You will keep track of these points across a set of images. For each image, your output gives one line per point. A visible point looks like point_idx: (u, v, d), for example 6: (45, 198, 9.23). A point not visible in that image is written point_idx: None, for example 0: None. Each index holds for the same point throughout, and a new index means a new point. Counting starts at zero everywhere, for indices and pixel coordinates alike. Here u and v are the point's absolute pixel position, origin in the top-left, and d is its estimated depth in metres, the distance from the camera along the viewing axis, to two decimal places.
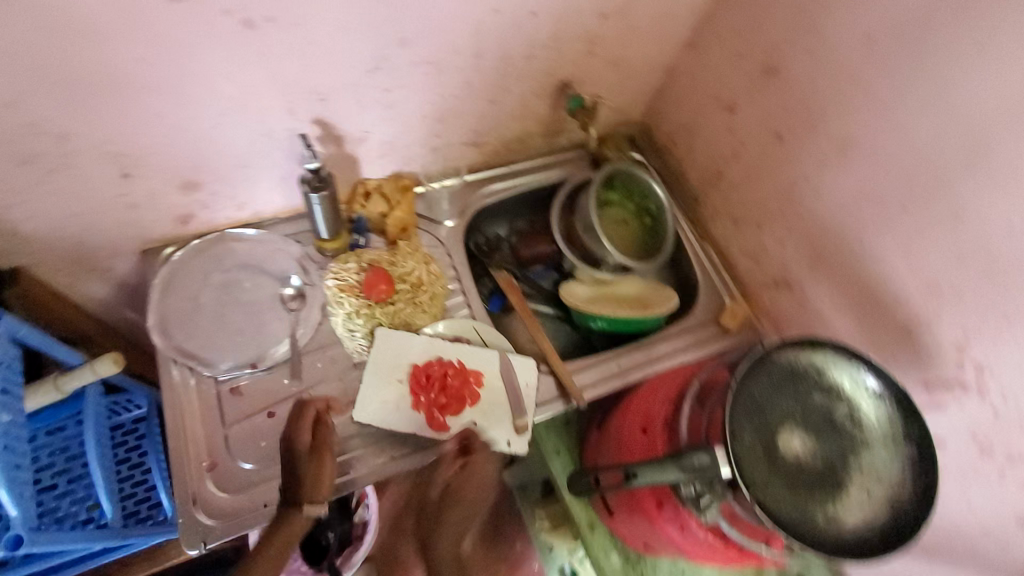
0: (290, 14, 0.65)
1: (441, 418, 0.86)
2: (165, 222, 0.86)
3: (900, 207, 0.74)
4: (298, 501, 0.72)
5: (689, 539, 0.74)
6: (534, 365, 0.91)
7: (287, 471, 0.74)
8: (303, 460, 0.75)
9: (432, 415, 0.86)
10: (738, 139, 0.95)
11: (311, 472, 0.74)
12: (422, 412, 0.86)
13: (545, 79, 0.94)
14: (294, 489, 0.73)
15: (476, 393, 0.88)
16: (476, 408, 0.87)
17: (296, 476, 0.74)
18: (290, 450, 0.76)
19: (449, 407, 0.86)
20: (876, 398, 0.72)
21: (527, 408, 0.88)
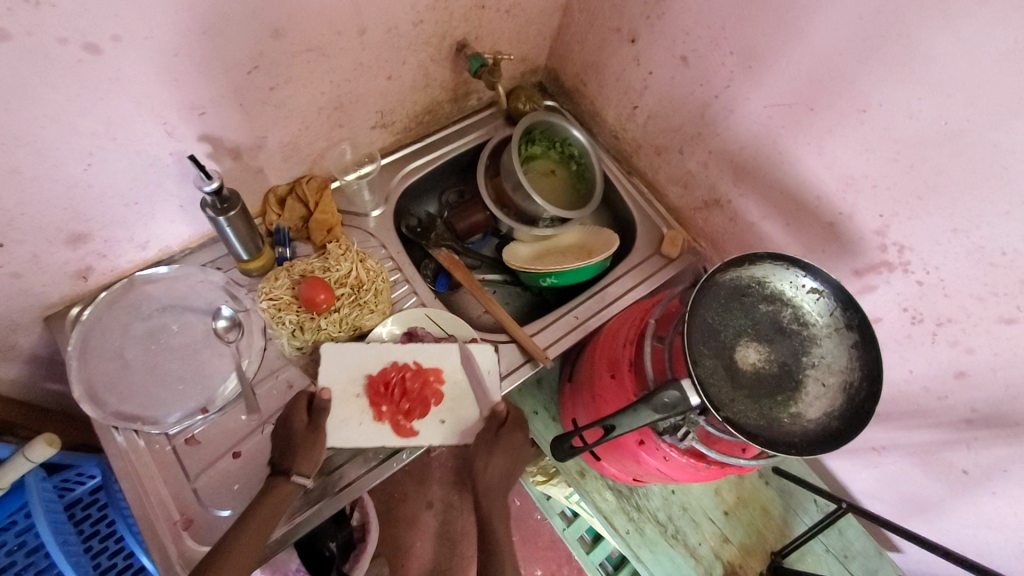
0: (137, 27, 0.57)
1: (409, 424, 0.84)
2: (61, 282, 0.78)
3: (808, 111, 0.76)
4: (290, 471, 0.75)
5: (674, 466, 0.78)
6: (492, 350, 0.90)
7: (281, 442, 0.77)
8: (300, 432, 0.78)
9: (399, 423, 0.83)
10: (646, 69, 0.94)
11: (304, 445, 0.77)
12: (388, 422, 0.84)
13: (440, 43, 0.89)
14: (285, 459, 0.75)
15: (439, 391, 0.86)
16: (442, 405, 0.86)
17: (289, 448, 0.76)
18: (286, 427, 0.78)
19: (415, 411, 0.84)
20: (817, 296, 0.76)
21: (492, 394, 0.88)
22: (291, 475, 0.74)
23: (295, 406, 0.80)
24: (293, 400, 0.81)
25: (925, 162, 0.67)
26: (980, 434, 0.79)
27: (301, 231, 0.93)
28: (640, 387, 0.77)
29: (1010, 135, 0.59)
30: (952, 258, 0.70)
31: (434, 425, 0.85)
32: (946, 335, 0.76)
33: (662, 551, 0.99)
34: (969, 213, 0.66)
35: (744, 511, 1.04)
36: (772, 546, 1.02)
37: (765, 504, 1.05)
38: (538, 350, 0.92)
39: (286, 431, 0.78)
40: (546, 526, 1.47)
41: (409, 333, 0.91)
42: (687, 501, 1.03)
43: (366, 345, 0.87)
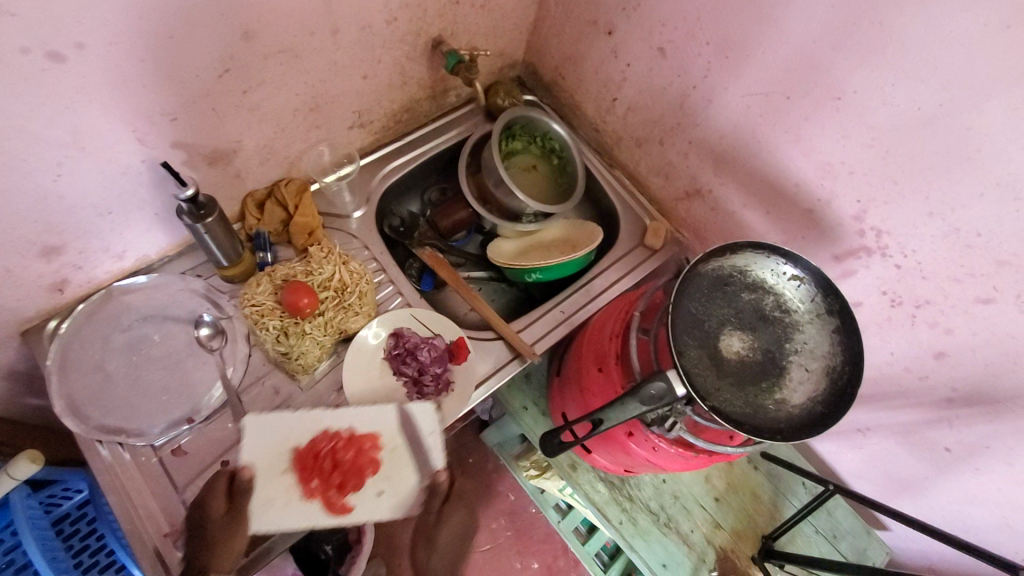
0: (102, 33, 0.55)
1: (342, 500, 0.76)
2: (37, 295, 0.76)
3: (785, 99, 0.76)
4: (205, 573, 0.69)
5: (663, 457, 0.78)
6: (435, 410, 0.82)
7: (197, 534, 0.70)
8: (217, 522, 0.70)
9: (332, 500, 0.75)
10: (624, 61, 0.94)
11: (221, 538, 0.70)
12: (319, 500, 0.75)
13: (416, 40, 0.88)
14: (200, 557, 0.69)
15: (376, 459, 0.78)
16: (379, 475, 0.78)
17: (205, 544, 0.69)
18: (202, 515, 0.71)
19: (348, 484, 0.76)
20: (797, 283, 0.76)
21: (435, 459, 0.80)
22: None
23: (215, 486, 0.73)
24: (214, 477, 0.73)
25: (900, 147, 0.68)
26: (960, 412, 0.81)
27: (282, 235, 0.91)
28: (627, 379, 0.77)
29: (981, 118, 0.60)
30: (928, 241, 0.71)
31: (370, 499, 0.76)
32: (925, 316, 0.77)
33: (656, 540, 1.00)
34: (944, 196, 0.67)
35: (734, 497, 1.06)
36: (762, 530, 1.04)
37: (755, 489, 1.07)
38: (524, 346, 0.93)
39: (202, 521, 0.70)
40: (541, 519, 1.48)
41: (396, 334, 0.90)
42: (678, 490, 1.05)
43: (294, 412, 0.78)
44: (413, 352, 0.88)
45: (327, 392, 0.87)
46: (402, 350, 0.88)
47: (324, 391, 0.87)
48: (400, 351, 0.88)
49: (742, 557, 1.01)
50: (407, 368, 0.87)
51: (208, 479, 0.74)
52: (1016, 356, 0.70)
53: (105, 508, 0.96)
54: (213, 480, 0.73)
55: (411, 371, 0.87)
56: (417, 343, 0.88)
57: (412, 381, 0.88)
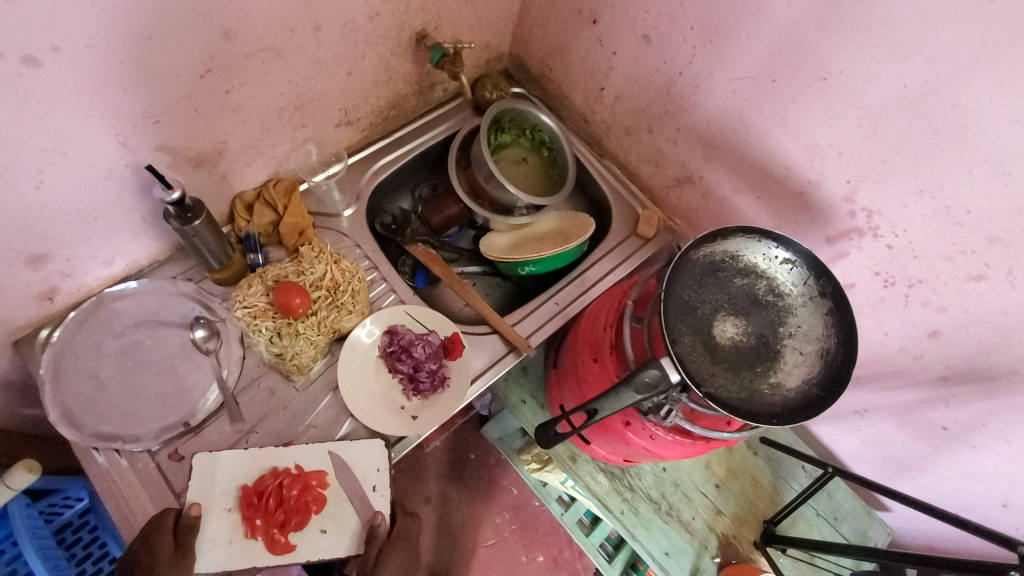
0: (78, 37, 0.55)
1: (285, 538, 0.75)
2: (26, 304, 0.76)
3: (772, 81, 0.76)
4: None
5: (661, 445, 0.78)
6: (383, 447, 0.82)
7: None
8: (164, 564, 0.68)
9: (274, 538, 0.75)
10: (610, 50, 0.93)
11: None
12: (262, 538, 0.75)
13: (399, 34, 0.87)
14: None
15: (320, 497, 0.78)
16: (323, 514, 0.78)
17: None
18: (147, 558, 0.68)
19: (291, 522, 0.75)
20: (789, 266, 0.76)
21: (379, 500, 0.80)
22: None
23: (160, 525, 0.71)
24: (157, 517, 0.72)
25: (887, 126, 0.68)
26: (956, 390, 0.81)
27: (272, 236, 0.91)
28: (622, 368, 0.77)
29: (968, 94, 0.60)
30: (919, 220, 0.71)
31: (313, 537, 0.76)
32: (919, 296, 0.77)
33: (658, 528, 1.00)
34: (934, 173, 0.67)
35: (734, 483, 1.06)
36: (763, 515, 1.04)
37: (755, 474, 1.07)
38: (519, 339, 0.93)
39: (148, 563, 0.68)
40: (545, 512, 1.48)
41: (390, 331, 0.90)
42: (678, 478, 1.05)
43: (243, 450, 0.79)
44: (408, 349, 0.87)
45: (323, 391, 0.87)
46: (397, 347, 0.88)
47: (320, 391, 0.86)
48: (394, 348, 0.88)
49: (745, 543, 1.01)
50: (402, 365, 0.87)
51: (151, 519, 0.72)
52: (1009, 332, 0.70)
53: (106, 517, 0.96)
54: (157, 519, 0.71)
55: (406, 368, 0.87)
56: (412, 340, 0.88)
57: (408, 377, 0.88)
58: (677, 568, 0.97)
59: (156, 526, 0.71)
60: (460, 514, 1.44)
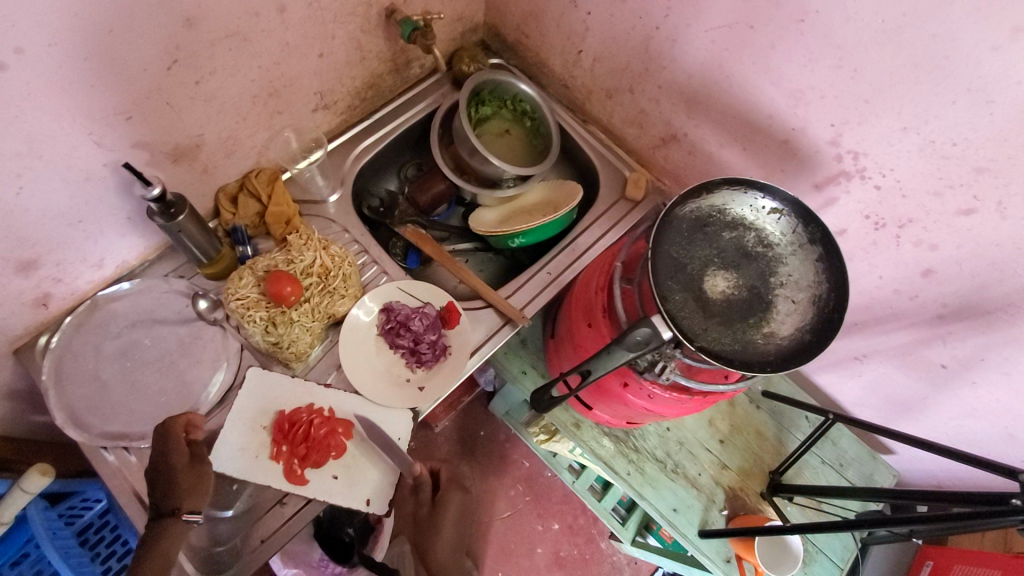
0: (39, 36, 0.54)
1: (301, 470, 0.79)
2: (22, 312, 0.77)
3: (749, 28, 0.74)
4: (176, 511, 0.70)
5: (660, 403, 0.79)
6: (408, 417, 0.85)
7: (159, 480, 0.71)
8: (180, 471, 0.72)
9: (291, 467, 0.79)
10: (584, 10, 0.91)
11: (189, 481, 0.72)
12: (283, 464, 0.79)
13: (367, 10, 0.85)
14: (170, 501, 0.71)
15: (342, 445, 0.81)
16: (339, 460, 0.81)
17: (171, 487, 0.71)
18: (163, 465, 0.71)
19: (310, 458, 0.78)
20: (777, 215, 0.76)
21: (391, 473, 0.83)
22: (178, 514, 0.70)
23: (170, 433, 0.72)
24: (166, 425, 0.73)
25: (867, 64, 0.67)
26: (953, 327, 0.81)
27: (259, 226, 0.91)
28: (615, 329, 0.77)
29: (945, 23, 0.58)
30: (906, 157, 0.70)
31: (325, 480, 0.80)
32: (910, 236, 0.77)
33: (665, 486, 1.01)
34: (917, 108, 0.66)
35: (739, 437, 1.07)
36: (769, 466, 1.05)
37: (759, 428, 1.08)
38: (514, 311, 0.93)
39: (164, 470, 0.71)
40: (558, 481, 1.51)
41: (387, 309, 0.90)
42: (682, 436, 1.06)
43: (282, 378, 0.84)
44: (406, 323, 0.88)
45: (327, 371, 0.88)
46: (395, 323, 0.88)
47: (324, 372, 0.88)
48: (393, 324, 0.89)
49: (751, 493, 1.03)
50: (402, 340, 0.88)
51: (161, 427, 0.73)
52: (1003, 265, 0.70)
53: (126, 516, 0.99)
54: (165, 428, 0.72)
55: (407, 342, 0.88)
56: (409, 314, 0.88)
57: (410, 351, 0.89)
58: (685, 523, 0.99)
59: (165, 434, 0.72)
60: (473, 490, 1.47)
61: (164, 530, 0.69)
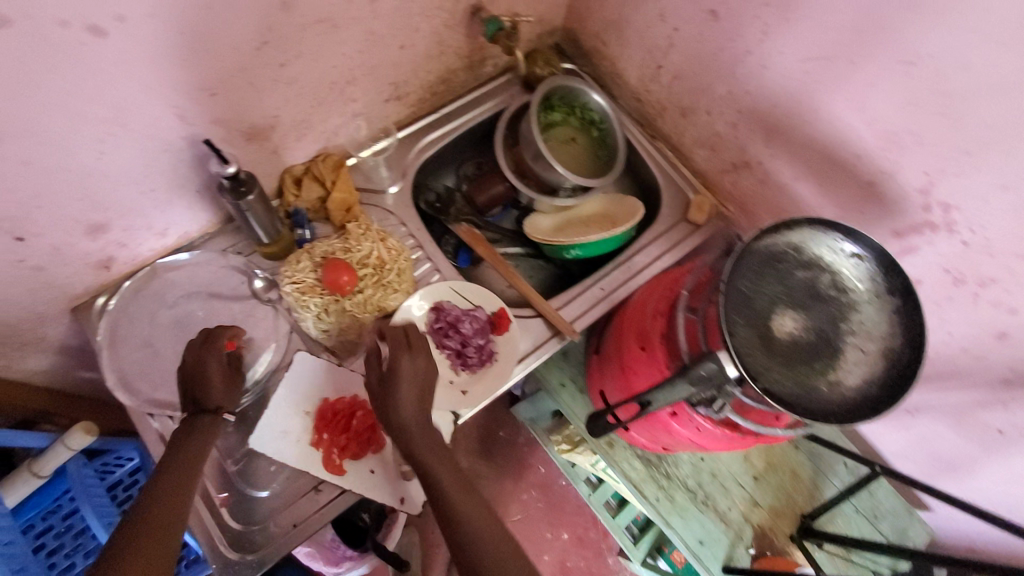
0: (142, 5, 0.54)
1: (339, 460, 0.79)
2: (85, 273, 0.78)
3: (851, 64, 0.71)
4: (219, 409, 0.71)
5: (708, 437, 0.77)
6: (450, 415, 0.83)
7: (195, 384, 0.71)
8: (220, 376, 0.72)
9: (330, 456, 0.78)
10: (672, 25, 0.88)
11: (225, 383, 0.73)
12: (322, 452, 0.79)
13: (453, 6, 0.84)
14: (210, 400, 0.71)
15: (380, 439, 0.81)
16: (378, 455, 0.80)
17: (210, 389, 0.71)
18: (201, 368, 0.71)
19: (350, 449, 0.79)
20: (856, 260, 0.73)
21: None
22: (221, 413, 0.71)
23: (216, 338, 0.73)
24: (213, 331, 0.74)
25: (975, 115, 0.63)
26: (1019, 394, 0.78)
27: (319, 211, 0.90)
28: (672, 359, 0.75)
29: None
30: (1000, 217, 0.67)
31: (361, 474, 0.78)
32: (989, 297, 0.74)
33: (693, 517, 0.99)
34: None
35: (773, 475, 1.04)
36: (800, 509, 1.03)
37: (794, 468, 1.06)
38: (565, 324, 0.91)
39: (203, 371, 0.71)
40: (572, 491, 1.50)
41: (437, 308, 0.88)
42: (716, 468, 1.03)
43: (330, 367, 0.84)
44: (455, 325, 0.87)
45: None
46: (445, 324, 0.87)
47: None
48: (442, 324, 0.87)
49: (780, 535, 1.01)
50: (450, 341, 0.87)
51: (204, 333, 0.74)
52: None
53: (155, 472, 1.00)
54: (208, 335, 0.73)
55: (454, 344, 0.86)
56: (459, 316, 0.87)
57: (456, 353, 0.87)
58: (710, 556, 0.97)
59: (210, 339, 0.73)
60: (488, 490, 1.46)
61: (206, 425, 0.70)
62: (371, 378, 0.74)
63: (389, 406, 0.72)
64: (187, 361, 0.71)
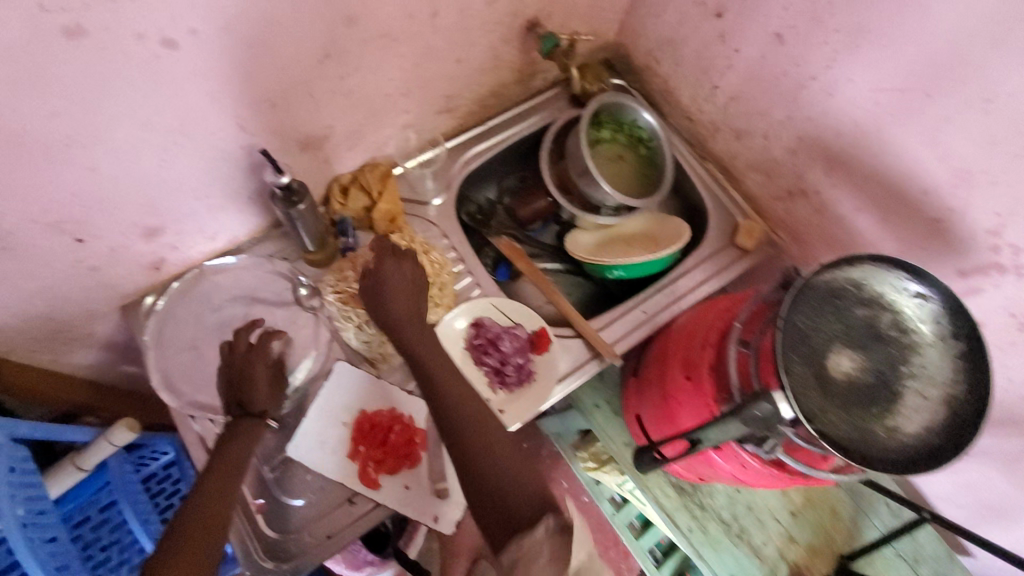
0: (214, 19, 0.55)
1: (375, 474, 0.78)
2: (137, 273, 0.79)
3: (925, 97, 0.68)
4: (263, 413, 0.75)
5: (752, 473, 0.74)
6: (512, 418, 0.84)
7: (243, 388, 0.74)
8: (265, 380, 0.76)
9: (366, 469, 0.78)
10: (732, 46, 0.86)
11: (269, 388, 0.76)
12: (358, 464, 0.79)
13: (511, 22, 0.83)
14: (256, 404, 0.75)
15: (415, 455, 0.80)
16: (412, 470, 0.80)
17: (257, 394, 0.75)
18: (249, 372, 0.75)
19: (386, 463, 0.79)
20: (921, 301, 0.70)
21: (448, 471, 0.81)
22: (265, 418, 0.75)
23: (263, 344, 0.77)
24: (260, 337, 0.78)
25: None
26: None
27: (364, 220, 0.90)
28: (721, 391, 0.72)
29: None
30: None
31: (395, 489, 0.78)
32: None
33: (727, 549, 0.96)
34: None
35: (812, 511, 1.01)
36: (838, 548, 1.00)
37: (833, 505, 1.02)
38: (606, 346, 0.89)
39: (250, 375, 0.75)
40: (594, 509, 1.48)
41: (477, 324, 0.88)
42: (753, 501, 1.01)
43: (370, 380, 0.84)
44: (495, 342, 0.87)
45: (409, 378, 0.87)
46: (484, 341, 0.87)
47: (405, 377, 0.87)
48: (481, 342, 0.87)
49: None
50: (489, 358, 0.87)
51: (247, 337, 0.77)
52: None
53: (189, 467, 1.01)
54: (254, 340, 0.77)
55: (493, 361, 0.87)
56: (499, 334, 0.88)
57: (494, 370, 0.87)
58: None
59: (257, 343, 0.77)
60: None
61: (249, 427, 0.73)
62: (364, 292, 0.78)
63: (380, 308, 0.77)
64: (235, 362, 0.75)
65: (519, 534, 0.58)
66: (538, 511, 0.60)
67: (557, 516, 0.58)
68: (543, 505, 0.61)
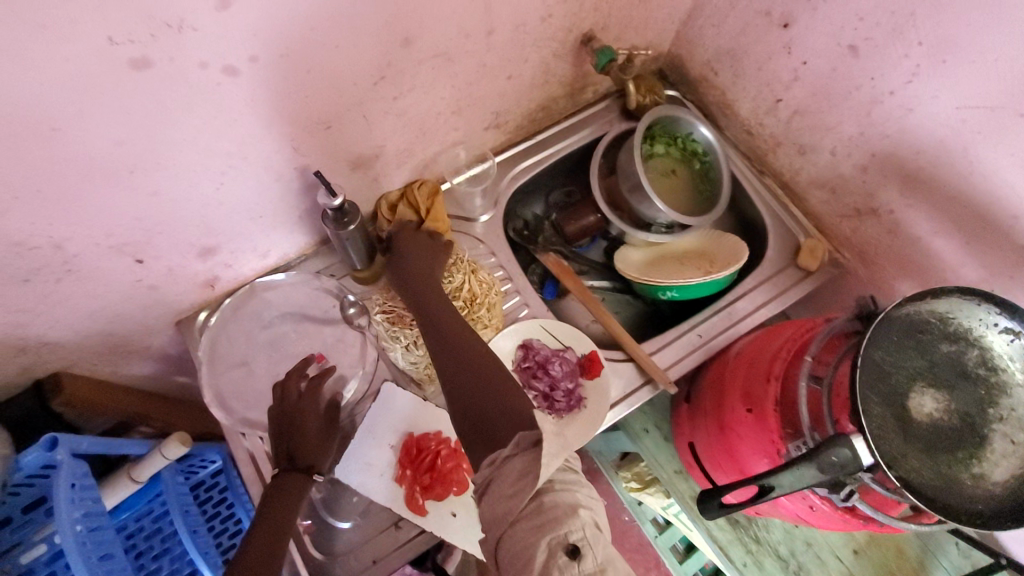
0: (272, 46, 0.54)
1: (422, 500, 0.77)
2: (192, 291, 0.80)
3: (1021, 116, 0.62)
4: (310, 468, 0.72)
5: (820, 516, 0.70)
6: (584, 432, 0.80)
7: (293, 437, 0.72)
8: (315, 428, 0.73)
9: (413, 495, 0.77)
10: (799, 58, 0.81)
11: (318, 440, 0.73)
12: (405, 488, 0.78)
13: (564, 36, 0.81)
14: (305, 456, 0.72)
15: (463, 481, 0.78)
16: (459, 497, 0.78)
17: (304, 444, 0.72)
18: (298, 419, 0.72)
19: (433, 489, 0.77)
20: (1013, 338, 0.64)
21: None
22: (312, 474, 0.71)
23: (316, 387, 0.74)
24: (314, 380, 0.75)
25: None
26: None
27: None
28: (787, 426, 0.68)
29: None
30: None
31: (442, 516, 0.77)
32: None
33: None
34: None
35: (876, 550, 0.93)
36: None
37: (898, 544, 0.93)
38: (659, 372, 0.85)
39: (299, 424, 0.72)
40: (635, 529, 1.43)
41: (525, 345, 0.86)
42: (811, 537, 0.94)
43: (419, 402, 0.83)
44: (545, 365, 0.84)
45: None
46: (533, 364, 0.84)
47: None
48: (530, 364, 0.84)
49: None
50: (538, 382, 0.84)
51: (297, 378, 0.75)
52: None
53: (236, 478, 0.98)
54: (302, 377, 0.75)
55: (543, 385, 0.83)
56: (549, 357, 0.85)
57: (543, 395, 0.83)
58: None
59: (309, 389, 0.74)
60: None
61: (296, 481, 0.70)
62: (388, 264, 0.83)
63: (398, 273, 0.80)
64: (285, 408, 0.73)
65: (495, 453, 0.57)
66: (516, 431, 0.59)
67: (529, 433, 0.56)
68: (519, 420, 0.60)
